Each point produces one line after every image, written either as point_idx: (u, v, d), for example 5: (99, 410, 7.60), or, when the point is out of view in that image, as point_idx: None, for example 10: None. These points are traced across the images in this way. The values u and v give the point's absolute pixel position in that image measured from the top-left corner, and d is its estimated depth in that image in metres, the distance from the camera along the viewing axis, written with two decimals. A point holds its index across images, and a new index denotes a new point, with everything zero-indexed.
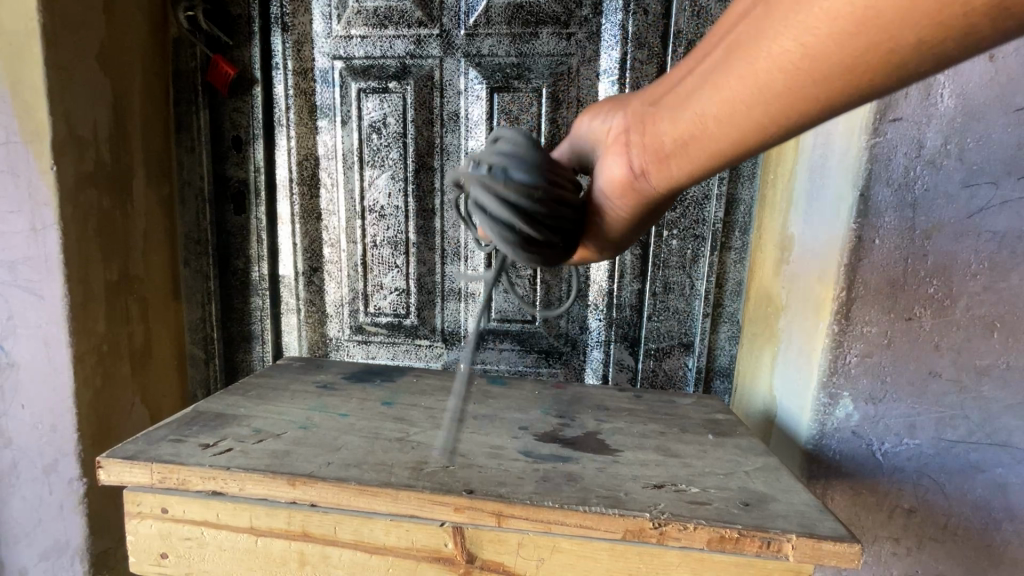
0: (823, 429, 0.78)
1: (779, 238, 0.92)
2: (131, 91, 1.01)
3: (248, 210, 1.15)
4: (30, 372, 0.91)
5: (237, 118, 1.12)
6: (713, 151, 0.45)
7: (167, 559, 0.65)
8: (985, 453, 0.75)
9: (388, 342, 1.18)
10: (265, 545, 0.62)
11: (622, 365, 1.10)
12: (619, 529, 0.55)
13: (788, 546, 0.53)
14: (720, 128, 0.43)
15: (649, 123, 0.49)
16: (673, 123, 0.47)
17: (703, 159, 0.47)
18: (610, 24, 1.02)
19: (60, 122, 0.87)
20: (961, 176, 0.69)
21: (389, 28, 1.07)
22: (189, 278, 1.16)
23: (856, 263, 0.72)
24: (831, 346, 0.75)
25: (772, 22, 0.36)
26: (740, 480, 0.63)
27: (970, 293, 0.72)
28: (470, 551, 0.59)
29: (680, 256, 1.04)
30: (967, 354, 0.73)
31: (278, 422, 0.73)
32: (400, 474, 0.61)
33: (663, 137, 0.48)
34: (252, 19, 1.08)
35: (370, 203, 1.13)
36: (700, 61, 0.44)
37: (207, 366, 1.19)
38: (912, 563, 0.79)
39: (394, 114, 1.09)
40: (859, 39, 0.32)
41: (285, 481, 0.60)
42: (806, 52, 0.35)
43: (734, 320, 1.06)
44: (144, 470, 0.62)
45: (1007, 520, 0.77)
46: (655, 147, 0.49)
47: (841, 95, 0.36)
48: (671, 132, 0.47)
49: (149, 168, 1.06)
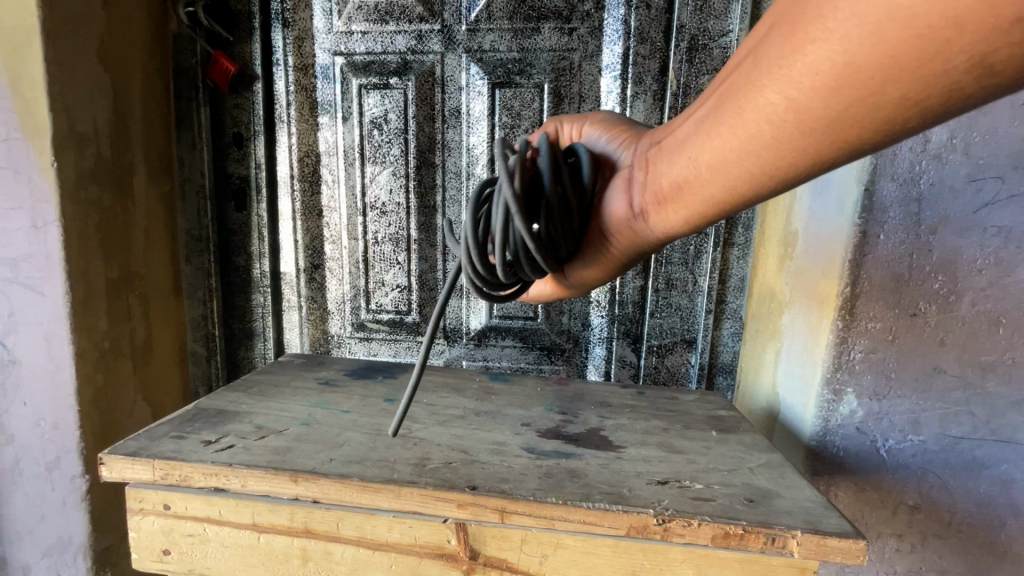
0: (827, 425, 0.77)
1: (783, 233, 0.91)
2: (132, 87, 1.00)
3: (249, 207, 1.14)
4: (32, 369, 0.90)
5: (238, 115, 1.11)
6: (706, 191, 0.48)
7: (170, 555, 0.64)
8: (990, 449, 0.75)
9: (390, 339, 1.18)
10: (268, 541, 0.62)
11: (624, 361, 1.10)
12: (624, 525, 0.55)
13: (793, 542, 0.53)
14: (714, 173, 0.46)
15: (649, 165, 0.52)
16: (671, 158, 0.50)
17: (699, 204, 0.50)
18: (612, 19, 1.01)
19: (61, 118, 0.86)
20: (967, 169, 0.69)
21: (390, 23, 1.06)
22: (190, 275, 1.16)
23: (861, 258, 0.72)
24: (836, 342, 0.74)
25: (764, 75, 0.40)
26: (744, 476, 0.63)
27: (976, 288, 0.71)
28: (474, 548, 0.59)
29: (683, 252, 1.04)
30: (973, 350, 0.73)
31: (280, 418, 0.73)
32: (403, 471, 0.60)
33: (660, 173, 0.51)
34: (252, 14, 1.07)
35: (372, 199, 1.13)
36: (701, 110, 0.48)
37: (209, 363, 1.19)
38: (916, 559, 0.79)
39: (395, 110, 1.09)
40: (853, 94, 0.36)
41: (287, 477, 0.60)
42: (795, 106, 0.39)
43: (737, 317, 1.05)
44: (146, 467, 0.62)
45: (1012, 517, 0.76)
46: (654, 191, 0.52)
47: (827, 150, 0.40)
48: (668, 172, 0.50)
49: (150, 165, 1.05)
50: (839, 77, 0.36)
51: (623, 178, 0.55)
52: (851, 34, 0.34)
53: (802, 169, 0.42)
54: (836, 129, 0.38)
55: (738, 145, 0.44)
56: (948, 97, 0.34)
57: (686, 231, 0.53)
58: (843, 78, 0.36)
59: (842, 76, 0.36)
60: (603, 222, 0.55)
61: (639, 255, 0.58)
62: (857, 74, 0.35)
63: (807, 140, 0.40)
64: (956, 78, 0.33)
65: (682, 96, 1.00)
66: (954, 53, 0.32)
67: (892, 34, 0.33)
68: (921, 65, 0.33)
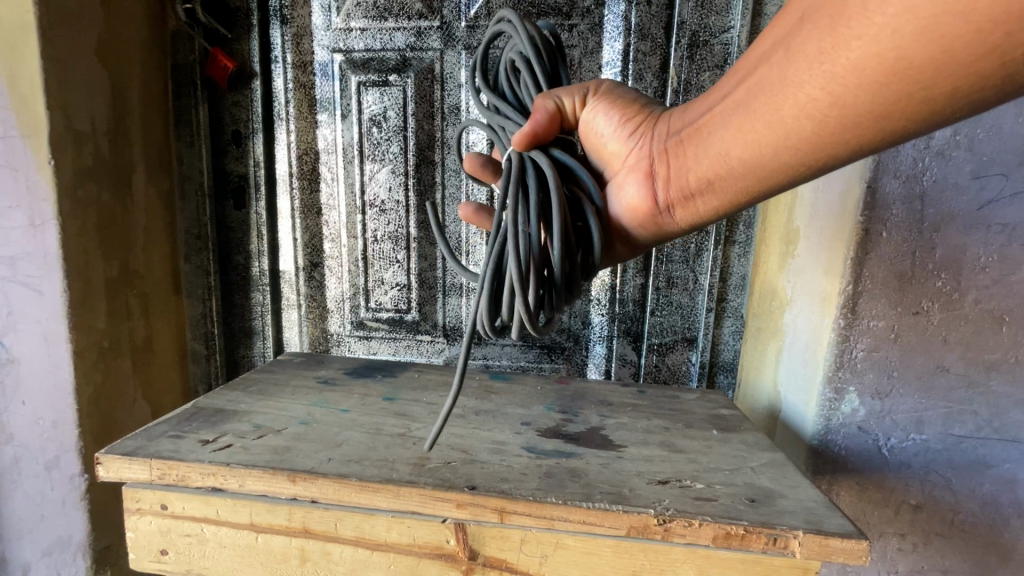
0: (829, 424, 0.77)
1: (784, 231, 0.91)
2: (130, 84, 1.00)
3: (248, 206, 1.14)
4: (31, 367, 0.90)
5: (237, 112, 1.11)
6: (746, 176, 0.56)
7: (168, 555, 0.64)
8: (993, 448, 0.75)
9: (390, 337, 1.17)
10: (266, 541, 0.62)
11: (625, 360, 1.09)
12: (624, 525, 0.54)
13: (795, 543, 0.52)
14: (756, 160, 0.54)
15: (679, 158, 0.59)
16: (709, 150, 0.57)
17: (735, 190, 0.57)
18: (613, 16, 1.00)
19: (59, 116, 0.86)
20: (971, 166, 0.68)
21: (389, 20, 1.06)
22: (189, 273, 1.15)
23: (863, 256, 0.71)
24: (837, 340, 0.74)
25: (808, 74, 0.47)
26: (746, 476, 0.63)
27: (979, 286, 0.71)
28: (473, 548, 0.59)
29: (684, 250, 1.03)
30: (976, 349, 0.72)
31: (279, 417, 0.73)
32: (402, 470, 0.60)
33: (697, 165, 0.58)
34: (251, 11, 1.07)
35: (371, 197, 1.12)
36: (733, 105, 0.54)
37: (208, 362, 1.18)
38: (918, 559, 0.78)
39: (395, 107, 1.08)
40: (896, 90, 0.43)
41: (285, 477, 0.59)
42: (840, 103, 0.46)
43: (738, 315, 1.05)
44: (144, 466, 0.62)
45: (1015, 516, 0.76)
46: (684, 183, 0.60)
47: (867, 138, 0.48)
48: (705, 165, 0.57)
49: (148, 163, 1.05)
50: (886, 75, 0.43)
51: (648, 171, 0.61)
52: (903, 30, 0.41)
53: (839, 157, 0.50)
54: (878, 121, 0.46)
55: (781, 137, 0.51)
56: (982, 91, 0.42)
57: (719, 211, 0.61)
58: (889, 76, 0.43)
59: (888, 74, 0.43)
60: (634, 212, 0.63)
61: (662, 239, 0.66)
62: (904, 71, 0.42)
63: (856, 128, 0.47)
64: (1003, 71, 0.40)
65: (683, 93, 0.99)
66: (1007, 49, 0.38)
67: (948, 29, 0.39)
68: (969, 61, 0.40)
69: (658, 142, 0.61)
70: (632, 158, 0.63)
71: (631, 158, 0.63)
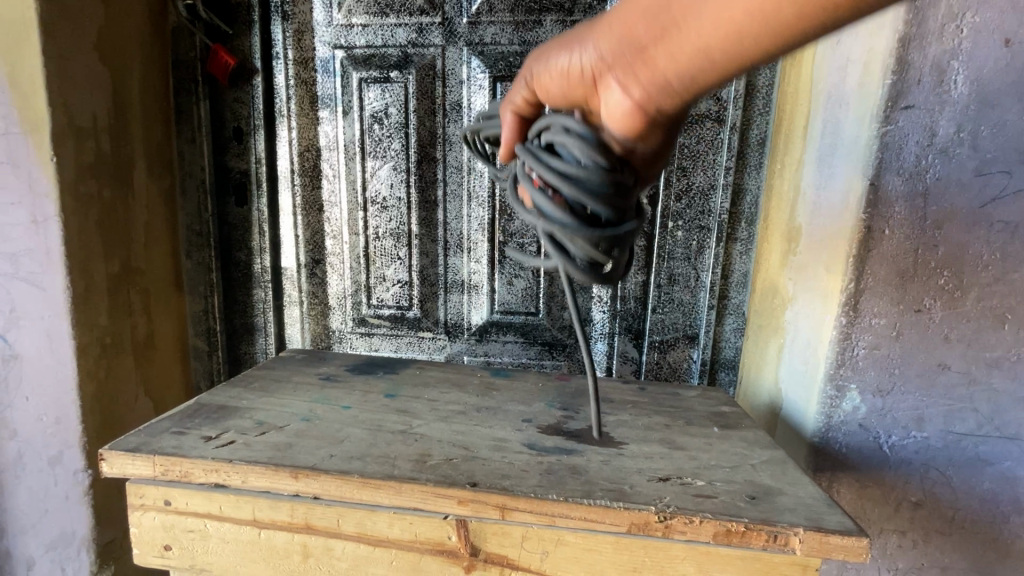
0: (830, 421, 0.77)
1: (786, 229, 0.91)
2: (131, 80, 1.00)
3: (250, 202, 1.14)
4: (34, 363, 0.91)
5: (238, 109, 1.11)
6: (742, 55, 0.42)
7: (171, 550, 0.65)
8: (994, 445, 0.75)
9: (391, 334, 1.17)
10: (268, 537, 0.62)
11: (626, 357, 1.10)
12: (625, 522, 0.55)
13: (795, 540, 0.52)
14: (753, 31, 0.40)
15: (654, 52, 0.45)
16: (688, 33, 0.43)
17: (736, 68, 0.44)
18: None
19: (60, 113, 0.86)
20: (974, 164, 0.68)
21: (391, 16, 1.05)
22: (191, 270, 1.16)
23: (865, 254, 0.71)
24: (839, 338, 0.74)
25: None
26: (747, 473, 0.63)
27: (981, 284, 0.71)
28: (474, 544, 0.59)
29: (685, 248, 1.03)
30: (978, 347, 0.72)
31: (281, 414, 0.73)
32: (404, 467, 0.60)
33: (674, 60, 0.45)
34: (252, 7, 1.07)
35: (372, 194, 1.12)
36: None
37: (211, 358, 1.19)
38: (918, 555, 0.79)
39: (396, 104, 1.08)
40: None
41: (288, 474, 0.59)
42: None
43: (739, 312, 1.05)
44: (147, 463, 0.62)
45: (1015, 513, 0.76)
46: (671, 78, 0.46)
47: None
48: (688, 52, 0.44)
49: (150, 159, 1.05)
50: None
51: (625, 78, 0.47)
52: None
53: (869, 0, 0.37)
54: None
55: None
56: None
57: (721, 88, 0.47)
58: None
59: None
60: (629, 136, 0.50)
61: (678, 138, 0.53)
62: None
63: None
64: None
65: None
66: None
67: None
68: None
69: (618, 48, 0.47)
70: (597, 75, 0.49)
71: (596, 74, 0.49)
